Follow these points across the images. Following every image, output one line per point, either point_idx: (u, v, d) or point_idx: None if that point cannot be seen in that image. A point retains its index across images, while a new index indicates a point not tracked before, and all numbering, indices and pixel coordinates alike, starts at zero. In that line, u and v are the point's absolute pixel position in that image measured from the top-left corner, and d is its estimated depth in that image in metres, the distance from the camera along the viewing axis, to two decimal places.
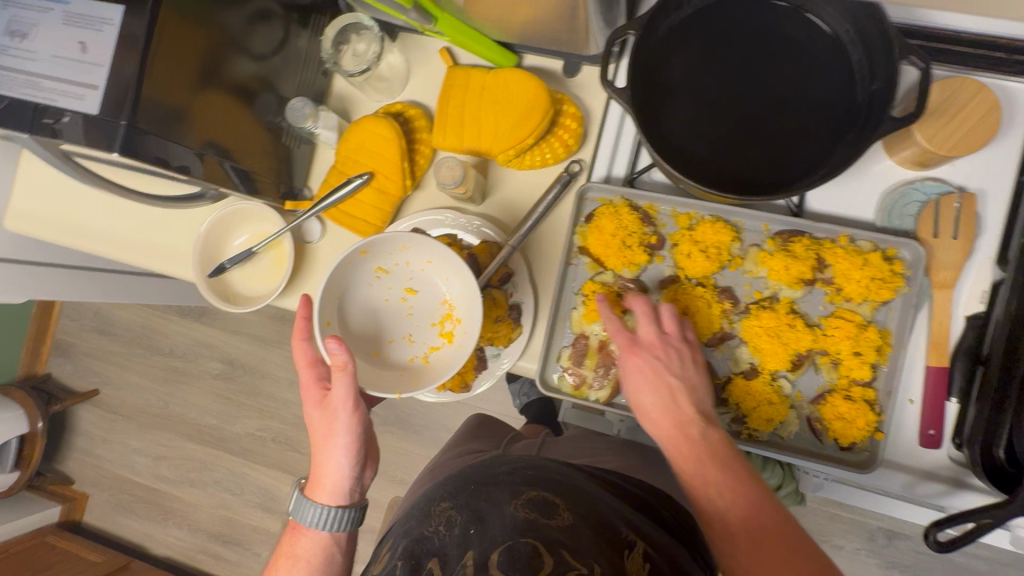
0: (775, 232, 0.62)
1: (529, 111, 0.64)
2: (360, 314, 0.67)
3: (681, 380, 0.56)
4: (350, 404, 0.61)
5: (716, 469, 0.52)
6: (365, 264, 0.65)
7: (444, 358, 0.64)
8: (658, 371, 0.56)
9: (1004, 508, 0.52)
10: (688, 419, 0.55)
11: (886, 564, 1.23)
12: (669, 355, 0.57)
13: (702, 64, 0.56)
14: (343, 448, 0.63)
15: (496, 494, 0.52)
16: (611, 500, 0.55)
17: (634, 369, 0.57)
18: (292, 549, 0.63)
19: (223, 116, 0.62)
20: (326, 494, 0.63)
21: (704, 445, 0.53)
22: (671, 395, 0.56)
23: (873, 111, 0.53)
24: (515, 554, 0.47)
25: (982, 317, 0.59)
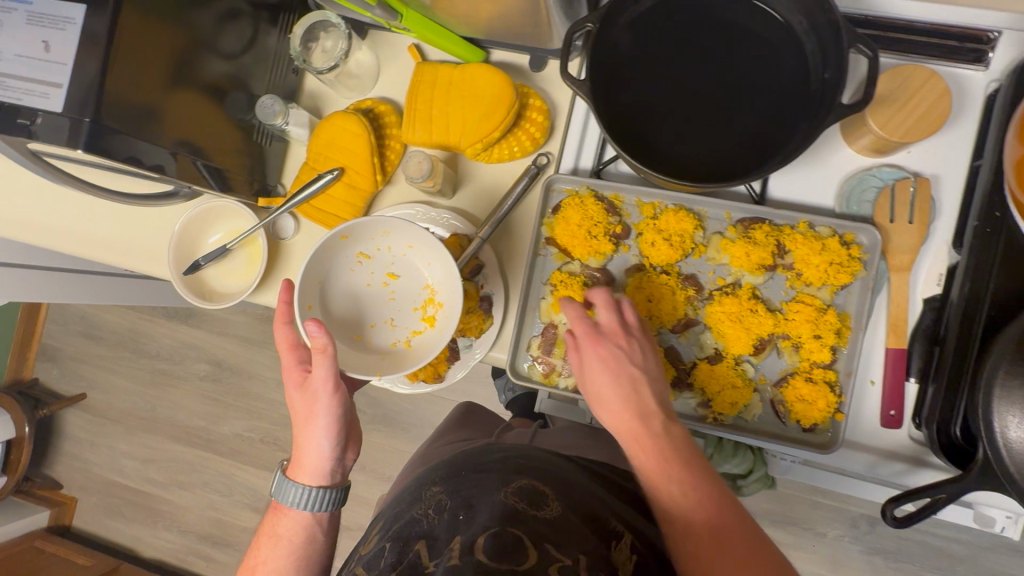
0: (736, 220, 0.64)
1: (495, 106, 0.65)
2: (342, 300, 0.68)
3: (641, 372, 0.57)
4: (331, 385, 0.61)
5: (676, 463, 0.52)
6: (346, 249, 0.66)
7: (426, 342, 0.65)
8: (619, 362, 0.57)
9: (958, 483, 0.53)
10: (648, 413, 0.55)
11: (869, 550, 1.25)
12: (630, 348, 0.58)
13: (660, 58, 0.57)
14: (325, 430, 0.62)
15: (486, 482, 0.55)
16: (596, 488, 0.59)
17: (593, 358, 0.58)
18: (274, 528, 0.63)
19: (190, 113, 0.63)
20: (307, 474, 0.63)
21: (665, 440, 0.53)
22: (631, 387, 0.56)
23: (824, 98, 0.54)
24: (501, 541, 0.48)
25: (940, 300, 0.61)
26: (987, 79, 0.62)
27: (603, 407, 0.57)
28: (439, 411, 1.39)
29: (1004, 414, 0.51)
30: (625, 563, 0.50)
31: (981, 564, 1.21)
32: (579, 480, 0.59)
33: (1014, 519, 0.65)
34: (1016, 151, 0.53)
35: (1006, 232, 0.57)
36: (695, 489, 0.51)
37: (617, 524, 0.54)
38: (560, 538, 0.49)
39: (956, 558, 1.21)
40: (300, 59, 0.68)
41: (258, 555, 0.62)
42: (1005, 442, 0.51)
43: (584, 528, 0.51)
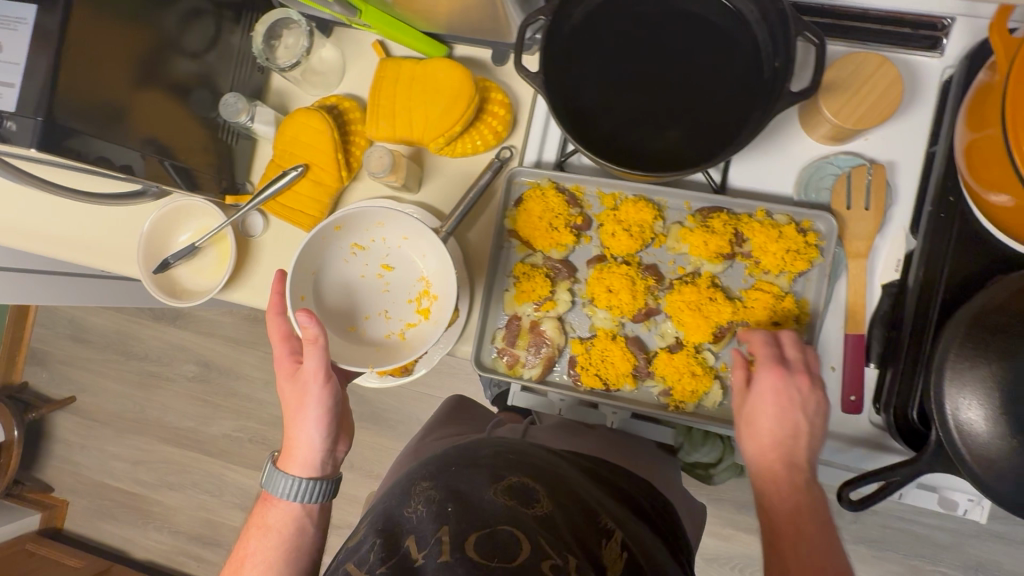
0: (696, 210, 0.65)
1: (456, 99, 0.65)
2: (335, 291, 0.68)
3: (810, 425, 0.55)
4: (322, 375, 0.60)
5: (808, 520, 0.51)
6: (341, 239, 0.67)
7: (421, 333, 0.66)
8: (791, 404, 0.54)
9: (912, 465, 0.54)
10: (797, 462, 0.54)
11: (855, 539, 1.25)
12: (817, 397, 0.55)
13: (615, 50, 0.58)
14: (315, 421, 0.60)
15: (476, 477, 0.52)
16: (589, 488, 0.57)
17: (764, 391, 0.56)
18: (263, 520, 0.60)
19: (151, 111, 0.64)
20: (298, 465, 0.60)
21: (807, 496, 0.52)
22: (795, 433, 0.54)
23: (774, 86, 0.54)
24: (494, 539, 0.46)
25: (897, 286, 0.61)
26: (943, 65, 0.62)
27: (749, 433, 0.56)
28: (425, 408, 1.39)
29: (956, 396, 0.52)
30: (615, 560, 0.48)
31: (965, 552, 1.21)
32: (571, 476, 0.57)
33: (975, 502, 0.65)
34: (966, 136, 0.54)
35: (961, 215, 0.58)
36: (821, 546, 0.49)
37: (608, 521, 0.52)
38: (551, 539, 0.47)
39: (940, 546, 1.22)
40: (263, 57, 0.69)
41: (246, 548, 0.59)
42: (956, 424, 0.51)
43: (577, 527, 0.49)
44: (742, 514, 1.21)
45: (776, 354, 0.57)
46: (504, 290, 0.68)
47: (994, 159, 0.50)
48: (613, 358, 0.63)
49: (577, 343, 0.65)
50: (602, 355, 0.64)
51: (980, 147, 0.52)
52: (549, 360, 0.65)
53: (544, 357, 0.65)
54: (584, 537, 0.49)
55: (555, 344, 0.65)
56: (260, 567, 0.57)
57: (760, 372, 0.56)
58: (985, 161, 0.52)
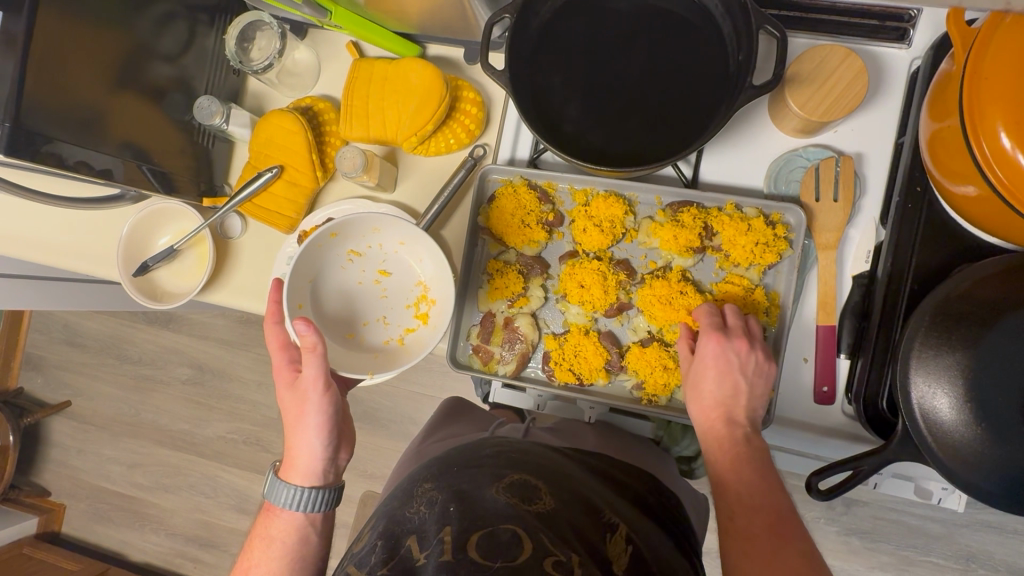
0: (666, 204, 0.65)
1: (427, 99, 0.66)
2: (333, 298, 0.68)
3: (750, 385, 0.57)
4: (321, 384, 0.60)
5: (749, 467, 0.52)
6: (337, 247, 0.66)
7: (420, 339, 0.66)
8: (729, 366, 0.57)
9: (880, 454, 0.54)
10: (737, 421, 0.55)
11: (845, 531, 1.25)
12: (755, 359, 0.57)
13: (582, 45, 0.59)
14: (315, 428, 0.61)
15: (479, 477, 0.53)
16: (594, 484, 0.56)
17: (704, 356, 0.58)
18: (267, 531, 0.60)
19: (125, 115, 0.64)
20: (299, 475, 0.61)
21: (747, 448, 0.53)
22: (734, 393, 0.56)
23: (738, 80, 0.55)
24: (495, 539, 0.46)
25: (867, 277, 0.62)
26: (910, 56, 0.62)
27: (694, 398, 0.58)
28: (416, 407, 1.39)
29: (922, 385, 0.52)
30: (618, 558, 0.48)
31: (957, 542, 1.21)
32: (574, 473, 0.57)
33: (949, 491, 0.66)
34: (929, 126, 0.54)
35: (927, 205, 0.58)
36: (760, 491, 0.50)
37: (612, 515, 0.52)
38: (554, 538, 0.46)
39: (931, 536, 1.22)
40: (238, 60, 0.69)
41: (251, 558, 0.59)
42: (921, 411, 0.52)
43: (580, 523, 0.49)
44: None
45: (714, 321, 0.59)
46: (478, 288, 0.69)
47: (957, 150, 0.51)
48: (586, 353, 0.64)
49: (551, 338, 0.66)
50: (576, 350, 0.64)
51: (941, 138, 0.52)
52: (523, 356, 0.66)
53: (518, 353, 0.66)
54: (586, 532, 0.49)
55: (528, 339, 0.66)
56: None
57: (703, 340, 0.58)
58: (948, 153, 0.52)
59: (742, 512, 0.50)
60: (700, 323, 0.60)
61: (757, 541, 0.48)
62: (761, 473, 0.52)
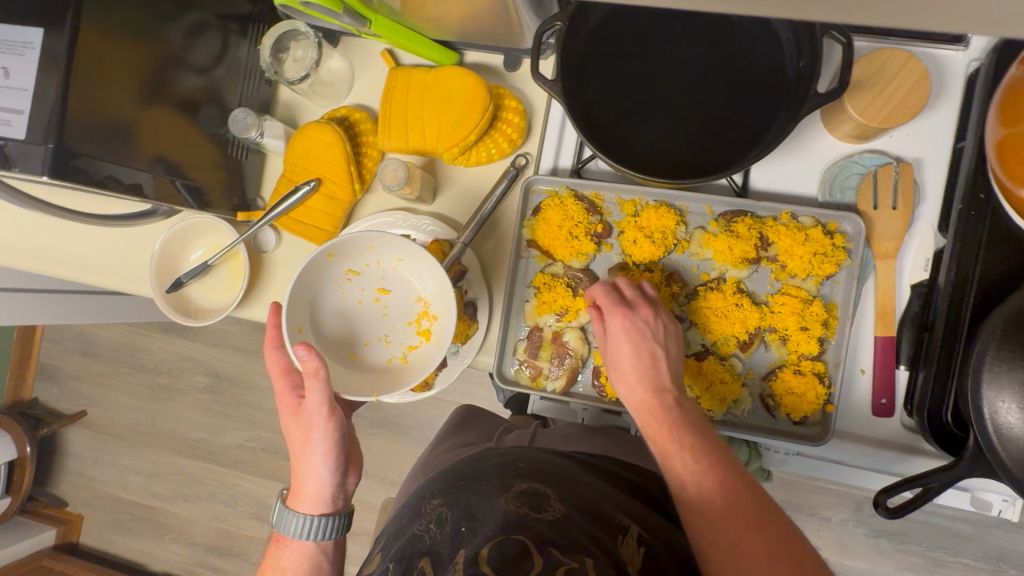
0: (718, 214, 0.64)
1: (470, 108, 0.64)
2: (332, 319, 0.65)
3: (665, 349, 0.58)
4: (326, 408, 0.58)
5: (690, 434, 0.52)
6: (334, 267, 0.63)
7: (422, 355, 0.63)
8: (642, 336, 0.57)
9: (948, 470, 0.53)
10: (663, 389, 0.56)
11: (874, 533, 1.24)
12: (662, 322, 0.58)
13: (634, 52, 0.57)
14: (322, 455, 0.59)
15: (486, 489, 0.52)
16: (600, 485, 0.56)
17: (615, 334, 0.58)
18: (277, 562, 0.59)
19: (160, 131, 0.63)
20: (308, 502, 0.60)
21: (677, 412, 0.54)
22: (654, 361, 0.57)
23: (800, 88, 0.53)
24: (505, 550, 0.45)
25: (927, 285, 0.60)
26: (968, 58, 0.60)
27: (618, 376, 0.58)
28: (437, 413, 1.37)
29: (993, 399, 0.51)
30: (632, 558, 0.47)
31: (987, 542, 1.20)
32: (581, 478, 0.56)
33: (1010, 503, 0.64)
34: (997, 131, 0.53)
35: (992, 213, 0.56)
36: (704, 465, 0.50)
37: (622, 518, 0.52)
38: (563, 544, 0.46)
39: (962, 537, 1.20)
40: (272, 71, 0.68)
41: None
42: (993, 425, 0.51)
43: (591, 528, 0.48)
44: None
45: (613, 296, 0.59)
46: (523, 301, 0.67)
47: None
48: None
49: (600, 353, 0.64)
50: None
51: (1010, 144, 0.51)
52: (573, 372, 0.64)
53: (568, 368, 0.65)
54: (599, 538, 0.48)
55: (578, 354, 0.64)
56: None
57: (610, 317, 0.58)
58: (1017, 157, 0.50)
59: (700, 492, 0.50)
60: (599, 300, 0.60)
61: (721, 510, 0.48)
62: (704, 438, 0.52)
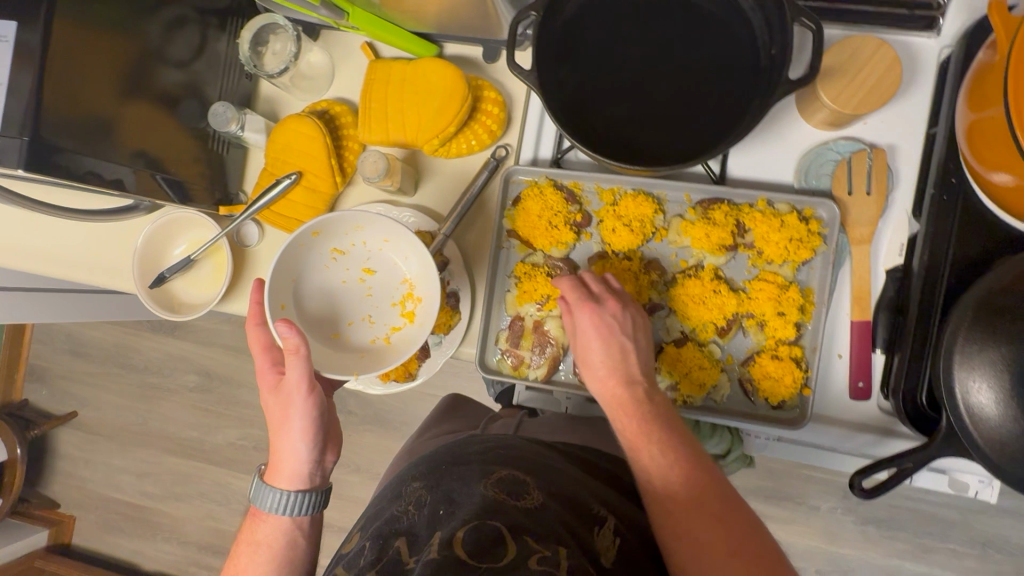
0: (695, 202, 0.64)
1: (449, 99, 0.64)
2: (316, 298, 0.66)
3: (635, 344, 0.58)
4: (305, 386, 0.59)
5: (659, 429, 0.53)
6: (319, 245, 0.64)
7: (406, 336, 0.64)
8: (612, 331, 0.58)
9: (923, 451, 0.54)
10: (632, 382, 0.57)
11: (862, 520, 1.25)
12: (633, 317, 0.59)
13: (609, 41, 0.57)
14: (299, 432, 0.60)
15: (466, 474, 0.52)
16: (577, 473, 0.57)
17: (586, 328, 0.59)
18: (253, 536, 0.59)
19: (139, 124, 0.63)
20: (285, 478, 0.60)
21: (645, 406, 0.55)
22: (623, 356, 0.58)
23: (772, 75, 0.53)
24: (481, 534, 0.45)
25: (902, 270, 0.61)
26: (940, 45, 0.61)
27: (588, 370, 0.59)
28: (428, 408, 1.38)
29: (965, 379, 0.52)
30: (607, 548, 0.49)
31: (973, 527, 1.21)
32: (561, 465, 0.57)
33: (986, 483, 0.65)
34: (967, 116, 0.53)
35: (964, 197, 0.57)
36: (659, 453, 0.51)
37: (600, 509, 0.53)
38: (540, 533, 0.46)
39: (948, 523, 1.21)
40: (251, 65, 0.68)
41: (236, 566, 0.58)
42: (966, 406, 0.51)
43: (567, 517, 0.49)
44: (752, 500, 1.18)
45: (582, 292, 0.60)
46: (504, 291, 0.67)
47: (996, 140, 0.50)
48: None
49: None
50: None
51: (980, 129, 0.52)
52: (555, 359, 0.65)
53: (549, 356, 0.65)
54: (574, 528, 0.48)
55: (559, 343, 0.65)
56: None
57: (579, 311, 0.59)
58: (987, 142, 0.51)
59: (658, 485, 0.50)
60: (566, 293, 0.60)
61: (684, 505, 0.49)
62: (672, 432, 0.53)
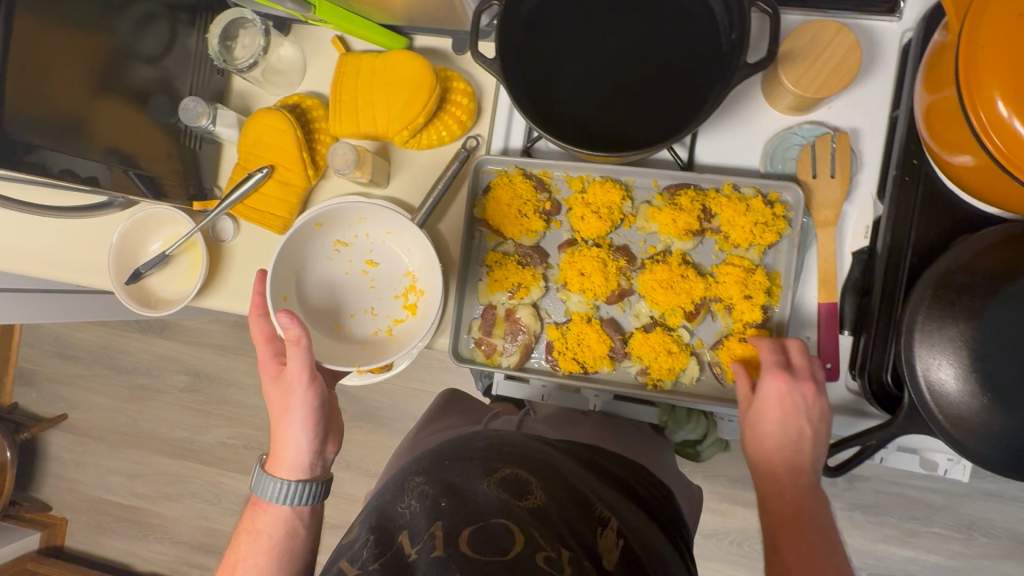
0: (663, 187, 0.65)
1: (417, 90, 0.65)
2: (319, 290, 0.68)
3: (813, 431, 0.56)
4: (306, 376, 0.60)
5: (813, 532, 0.53)
6: (322, 237, 0.67)
7: (408, 329, 0.66)
8: (795, 412, 0.56)
9: (886, 428, 0.54)
10: (802, 470, 0.56)
11: (848, 506, 1.23)
12: (820, 404, 0.56)
13: (574, 30, 0.58)
14: (300, 422, 0.61)
15: (469, 471, 0.52)
16: (580, 472, 0.57)
17: (770, 397, 0.57)
18: (253, 524, 0.59)
19: (109, 119, 0.63)
20: (287, 468, 0.60)
21: (810, 501, 0.55)
22: (797, 438, 0.56)
23: (732, 59, 0.54)
24: (487, 533, 0.45)
25: (867, 252, 0.61)
26: (902, 28, 0.62)
27: (754, 435, 0.58)
28: (416, 404, 1.38)
29: (926, 357, 0.52)
30: (609, 550, 0.48)
31: (958, 511, 1.19)
32: (564, 464, 0.57)
33: (956, 461, 0.66)
34: (924, 98, 0.54)
35: (925, 177, 0.58)
36: (788, 523, 0.54)
37: (603, 509, 0.52)
38: (546, 533, 0.46)
39: (933, 507, 1.20)
40: (221, 59, 0.68)
41: (236, 553, 0.58)
42: (926, 384, 0.51)
43: (570, 516, 0.49)
44: (740, 488, 1.17)
45: (781, 359, 0.57)
46: (476, 281, 0.68)
47: (953, 121, 0.50)
48: (589, 341, 0.64)
49: (553, 328, 0.66)
50: (578, 338, 0.64)
51: (937, 110, 0.52)
52: (526, 347, 0.66)
53: (521, 344, 0.66)
54: (579, 531, 0.48)
55: (531, 330, 0.66)
56: (252, 571, 0.56)
57: (766, 378, 0.57)
58: (944, 124, 0.52)
59: (780, 539, 0.54)
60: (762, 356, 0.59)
61: None
62: (824, 538, 0.53)
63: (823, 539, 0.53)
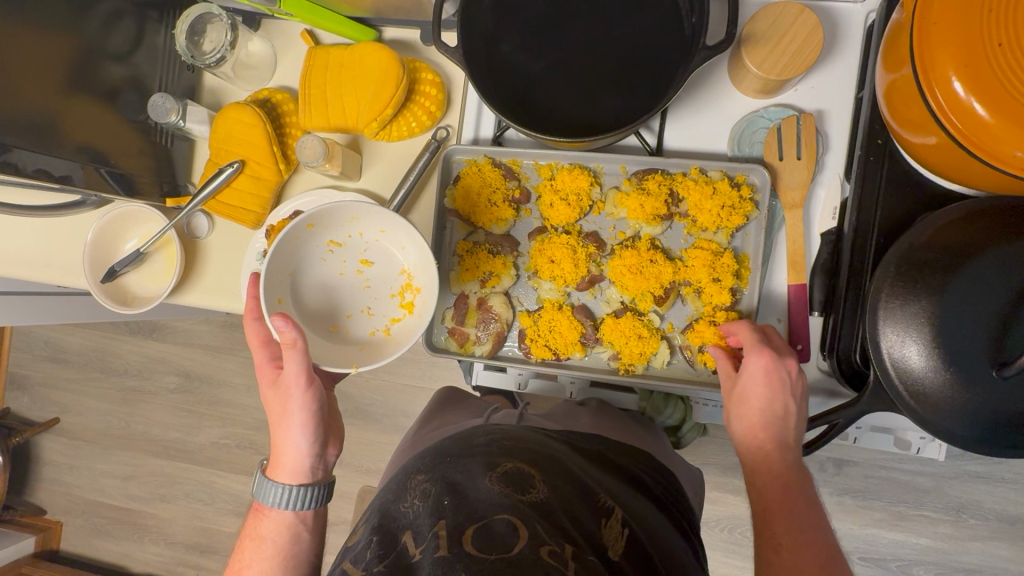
0: (631, 173, 0.66)
1: (384, 83, 0.65)
2: (315, 292, 0.66)
3: (798, 406, 0.55)
4: (304, 379, 0.59)
5: (800, 506, 0.52)
6: (315, 238, 0.64)
7: (406, 328, 0.65)
8: (782, 386, 0.55)
9: (853, 407, 0.55)
10: (788, 445, 0.55)
11: (838, 491, 1.21)
12: (802, 378, 0.56)
13: (538, 18, 0.58)
14: (299, 426, 0.60)
15: (472, 466, 0.49)
16: (582, 463, 0.54)
17: (757, 374, 0.55)
18: (256, 531, 0.59)
19: (77, 117, 0.63)
20: (287, 473, 0.60)
21: (797, 476, 0.54)
22: (784, 415, 0.55)
23: (693, 42, 0.54)
24: (492, 533, 0.43)
25: (835, 233, 0.62)
26: (864, 10, 0.62)
27: (741, 415, 0.57)
28: (406, 399, 1.38)
29: (891, 337, 0.52)
30: (614, 543, 0.45)
31: (946, 494, 1.18)
32: (567, 457, 0.54)
33: (927, 440, 0.67)
34: (885, 78, 0.53)
35: (890, 157, 0.58)
36: (780, 497, 0.53)
37: (607, 499, 0.49)
38: (550, 527, 0.43)
39: (922, 490, 1.18)
40: (190, 55, 0.68)
41: (241, 560, 0.58)
42: (892, 361, 0.52)
43: (574, 510, 0.46)
44: (729, 475, 1.17)
45: (759, 337, 0.57)
46: (449, 270, 0.70)
47: (915, 100, 0.50)
48: (561, 327, 0.65)
49: (525, 316, 0.67)
50: (550, 325, 0.65)
51: (897, 89, 0.52)
52: (497, 335, 0.67)
53: (494, 333, 0.67)
54: (584, 524, 0.46)
55: (502, 318, 0.67)
56: None
57: (751, 356, 0.56)
58: (904, 102, 0.51)
59: (772, 514, 0.52)
60: (741, 337, 0.58)
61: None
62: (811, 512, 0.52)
63: (812, 513, 0.52)
